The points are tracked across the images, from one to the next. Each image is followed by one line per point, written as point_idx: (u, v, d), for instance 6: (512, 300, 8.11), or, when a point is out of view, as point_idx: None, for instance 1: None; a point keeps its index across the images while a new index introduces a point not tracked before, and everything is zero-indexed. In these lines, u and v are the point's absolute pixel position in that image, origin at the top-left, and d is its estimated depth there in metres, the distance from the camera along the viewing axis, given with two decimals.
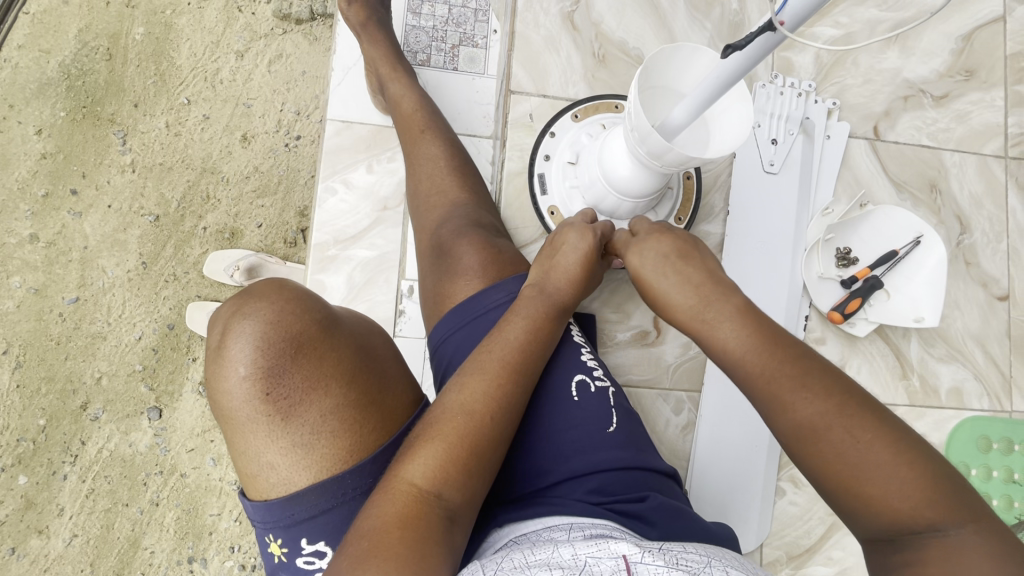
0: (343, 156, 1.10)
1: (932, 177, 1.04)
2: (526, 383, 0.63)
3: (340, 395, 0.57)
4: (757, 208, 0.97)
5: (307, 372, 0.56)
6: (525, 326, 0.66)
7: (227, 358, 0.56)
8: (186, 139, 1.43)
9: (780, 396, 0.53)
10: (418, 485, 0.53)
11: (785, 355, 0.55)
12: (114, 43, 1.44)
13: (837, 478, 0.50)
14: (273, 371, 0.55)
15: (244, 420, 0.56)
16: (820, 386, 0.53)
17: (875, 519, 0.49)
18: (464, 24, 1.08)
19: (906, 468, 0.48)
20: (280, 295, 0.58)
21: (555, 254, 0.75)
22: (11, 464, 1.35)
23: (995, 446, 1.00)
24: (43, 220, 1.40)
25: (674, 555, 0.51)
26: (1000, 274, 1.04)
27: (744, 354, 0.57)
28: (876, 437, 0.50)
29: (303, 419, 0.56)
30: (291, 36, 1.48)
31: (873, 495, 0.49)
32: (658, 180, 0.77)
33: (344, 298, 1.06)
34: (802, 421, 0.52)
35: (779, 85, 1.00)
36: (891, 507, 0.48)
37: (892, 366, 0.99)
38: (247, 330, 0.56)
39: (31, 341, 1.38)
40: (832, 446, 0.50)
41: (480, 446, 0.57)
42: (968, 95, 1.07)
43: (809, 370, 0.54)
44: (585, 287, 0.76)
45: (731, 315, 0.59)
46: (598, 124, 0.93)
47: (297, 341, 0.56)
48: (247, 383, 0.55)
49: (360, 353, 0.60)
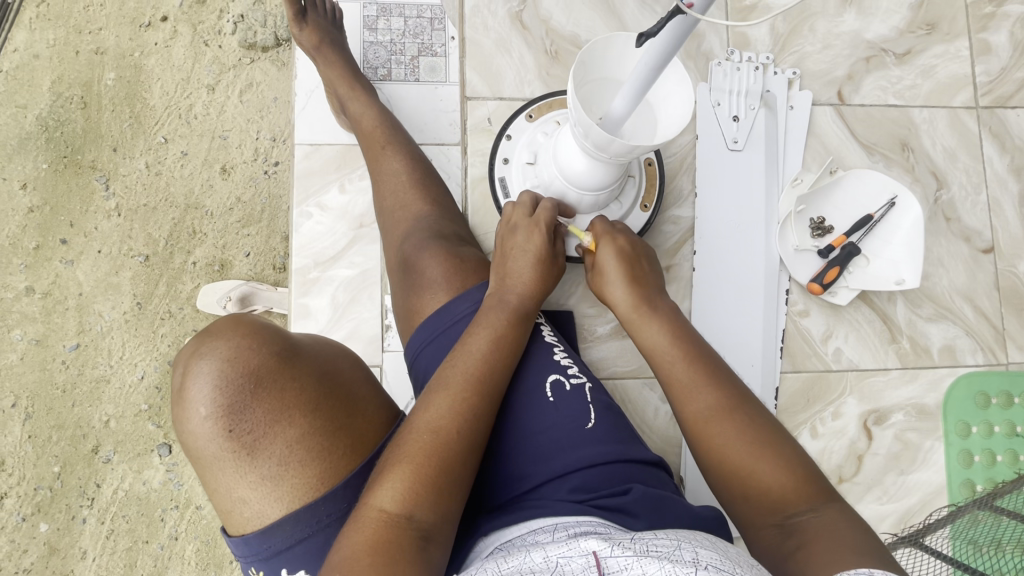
0: (315, 179, 1.12)
1: (902, 135, 1.03)
2: (492, 395, 0.63)
3: (304, 424, 0.57)
4: (725, 187, 0.96)
5: (268, 406, 0.56)
6: (488, 338, 0.66)
7: (188, 400, 0.56)
8: (167, 177, 1.46)
9: (675, 394, 0.63)
10: (387, 509, 0.53)
11: (696, 360, 0.64)
12: (87, 91, 1.46)
13: (713, 458, 0.60)
14: (234, 407, 0.56)
15: (212, 458, 0.56)
16: (713, 387, 0.62)
17: (742, 493, 0.58)
18: (421, 34, 1.06)
19: (772, 456, 0.57)
20: (237, 332, 0.58)
21: (508, 260, 0.75)
22: (31, 513, 1.38)
23: (994, 401, 0.98)
24: (37, 272, 1.43)
25: (642, 545, 0.51)
26: (982, 226, 1.02)
27: (665, 352, 0.66)
28: (747, 429, 0.59)
29: (268, 452, 0.56)
30: (260, 64, 1.49)
31: (743, 474, 0.57)
32: (615, 172, 0.76)
33: (329, 319, 1.07)
34: (696, 413, 0.61)
35: (735, 61, 1.00)
36: (762, 492, 0.56)
37: (880, 330, 0.98)
38: (204, 371, 0.56)
39: (37, 392, 1.41)
40: (717, 435, 0.59)
41: (449, 461, 0.57)
42: (932, 48, 1.05)
43: (714, 374, 0.63)
44: (544, 287, 0.75)
45: (660, 323, 0.68)
46: (553, 121, 0.90)
47: (256, 376, 0.56)
48: (209, 422, 0.55)
49: (324, 379, 0.61)
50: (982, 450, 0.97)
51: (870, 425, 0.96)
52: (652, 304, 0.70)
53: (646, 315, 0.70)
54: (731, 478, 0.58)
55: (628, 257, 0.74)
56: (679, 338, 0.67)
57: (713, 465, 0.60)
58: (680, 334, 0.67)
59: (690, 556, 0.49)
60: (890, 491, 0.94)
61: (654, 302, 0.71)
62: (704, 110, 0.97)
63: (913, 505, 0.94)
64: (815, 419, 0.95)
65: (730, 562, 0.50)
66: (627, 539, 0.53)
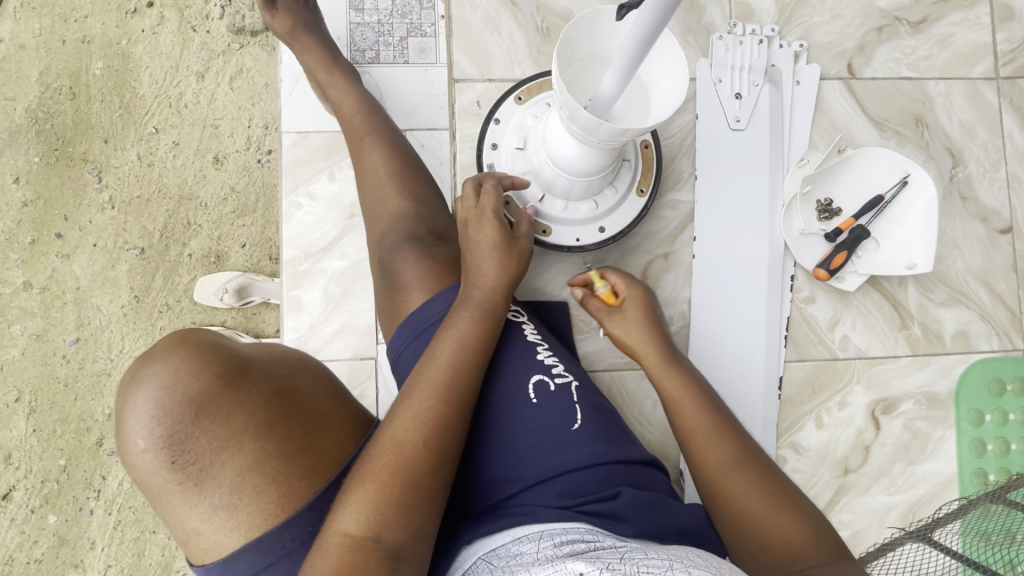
0: (304, 168, 1.08)
1: (917, 110, 0.97)
2: (461, 404, 0.61)
3: (255, 449, 0.55)
4: (727, 169, 0.91)
5: (213, 433, 0.53)
6: (454, 342, 0.63)
7: (126, 432, 0.53)
8: (159, 168, 1.43)
9: (698, 444, 0.64)
10: (352, 534, 0.52)
11: (717, 413, 0.66)
12: (75, 81, 1.43)
13: (732, 510, 0.61)
14: (175, 437, 0.52)
15: (158, 491, 0.53)
16: (732, 438, 0.64)
17: (759, 546, 0.59)
18: (409, 14, 1.01)
19: (789, 512, 0.59)
20: (175, 356, 0.54)
21: (466, 258, 0.72)
22: (39, 505, 1.39)
23: (1009, 388, 0.94)
24: (34, 267, 1.42)
25: (632, 567, 0.48)
26: (1000, 205, 0.97)
27: (686, 404, 0.67)
28: (765, 484, 0.61)
29: (218, 481, 0.53)
30: (249, 49, 1.45)
31: (762, 528, 0.59)
32: (607, 156, 0.72)
33: (322, 312, 1.05)
34: (716, 463, 0.62)
35: (738, 34, 0.94)
36: (780, 545, 0.58)
37: (889, 317, 0.94)
38: (140, 402, 0.52)
39: (40, 386, 1.41)
40: (738, 487, 0.60)
41: (414, 480, 0.55)
42: (949, 16, 0.99)
43: (732, 427, 0.65)
44: (506, 276, 0.71)
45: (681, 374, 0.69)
46: (543, 103, 0.86)
47: (197, 404, 0.53)
48: (150, 455, 0.52)
49: (276, 398, 0.58)
50: (994, 438, 0.93)
51: (879, 415, 0.92)
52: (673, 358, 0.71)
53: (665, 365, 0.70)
54: (750, 531, 0.59)
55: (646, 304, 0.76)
56: (701, 390, 0.68)
57: (728, 515, 0.61)
58: (699, 386, 0.68)
59: None
60: (898, 482, 0.91)
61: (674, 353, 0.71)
62: (705, 87, 0.92)
63: (922, 495, 0.91)
64: (820, 408, 0.92)
65: None
66: (616, 559, 0.50)
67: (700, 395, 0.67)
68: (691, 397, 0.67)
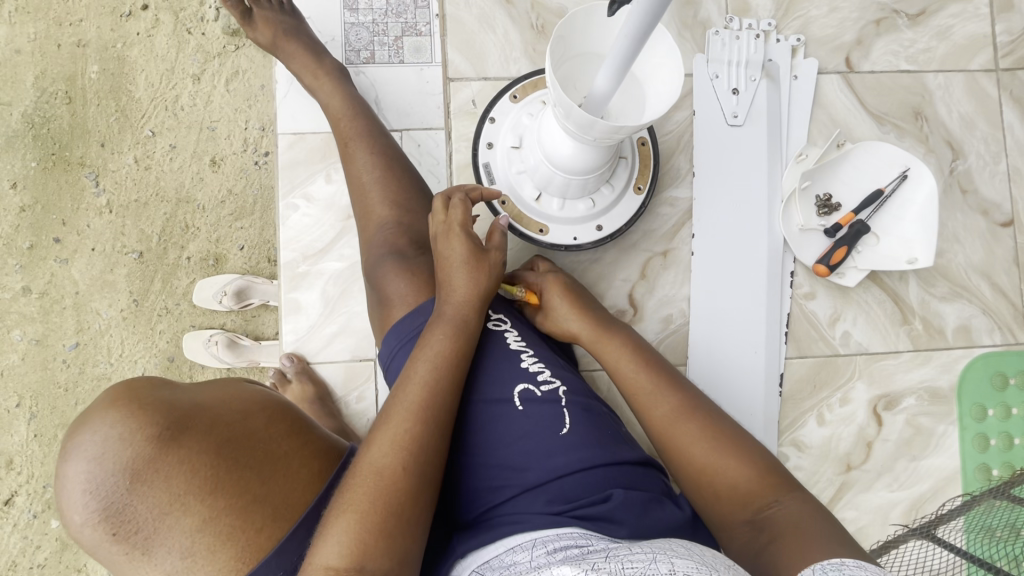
0: (299, 169, 1.08)
1: (916, 103, 0.96)
2: (439, 425, 0.60)
3: (207, 508, 0.49)
4: (725, 165, 0.91)
5: (155, 499, 0.47)
6: (429, 365, 0.63)
7: (60, 505, 0.47)
8: (157, 172, 1.43)
9: (643, 404, 0.69)
10: (335, 566, 0.51)
11: (657, 374, 0.71)
12: (71, 86, 1.42)
13: (681, 461, 0.64)
14: (112, 509, 0.46)
15: (106, 563, 0.48)
16: (672, 394, 0.68)
17: (712, 493, 0.62)
18: (404, 14, 1.00)
19: (733, 455, 0.62)
20: (105, 417, 0.48)
21: (439, 276, 0.72)
22: (42, 510, 1.39)
23: (1011, 382, 0.93)
24: (33, 272, 1.42)
25: (617, 564, 0.48)
26: (1001, 199, 0.96)
27: (629, 368, 0.72)
28: (707, 431, 0.64)
29: (167, 549, 0.48)
30: (245, 50, 1.44)
31: (711, 474, 0.62)
32: (602, 155, 0.71)
33: (320, 314, 1.04)
34: (660, 418, 0.67)
35: (735, 29, 0.93)
36: (730, 488, 0.61)
37: (891, 312, 0.93)
38: (69, 472, 0.46)
39: (40, 391, 1.41)
40: (682, 437, 0.65)
41: (393, 509, 0.54)
42: (948, 8, 0.98)
43: (671, 384, 0.70)
44: (481, 293, 0.71)
45: (623, 343, 0.74)
46: (538, 102, 0.86)
47: (133, 469, 0.47)
48: (87, 529, 0.46)
49: (228, 447, 0.52)
50: (997, 433, 0.92)
51: (881, 411, 0.92)
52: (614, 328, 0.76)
53: (608, 335, 0.76)
54: (702, 480, 0.62)
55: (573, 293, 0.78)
56: (641, 354, 0.73)
57: (680, 467, 0.65)
58: (641, 351, 0.74)
59: (664, 568, 0.46)
60: (901, 478, 0.91)
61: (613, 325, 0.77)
62: (702, 83, 0.92)
63: (926, 491, 0.90)
64: (822, 405, 0.91)
65: (705, 568, 0.47)
66: (602, 559, 0.50)
67: (640, 359, 0.73)
68: (630, 357, 0.73)
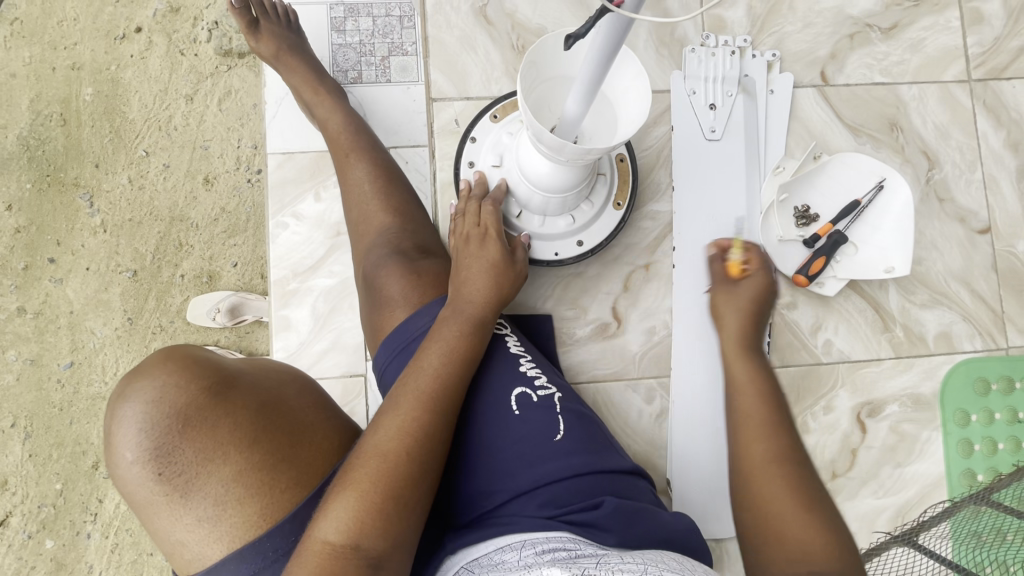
0: (289, 188, 1.09)
1: (891, 115, 0.98)
2: (448, 412, 0.62)
3: (240, 460, 0.58)
4: (704, 177, 0.92)
5: (200, 444, 0.57)
6: (441, 351, 0.65)
7: (115, 444, 0.57)
8: (150, 191, 1.44)
9: (746, 436, 0.59)
10: (331, 542, 0.53)
11: (776, 411, 0.60)
12: (66, 108, 1.45)
13: (766, 518, 0.55)
14: (162, 449, 0.56)
15: (147, 502, 0.57)
16: (785, 444, 0.58)
17: (784, 565, 0.53)
18: (391, 34, 1.03)
19: (830, 539, 0.53)
20: (163, 370, 0.58)
21: (461, 271, 0.74)
22: (37, 530, 1.39)
23: (994, 387, 0.94)
24: (28, 292, 1.43)
25: (606, 572, 0.49)
26: (978, 206, 0.98)
27: (749, 387, 0.62)
28: (807, 503, 0.55)
29: (203, 492, 0.57)
30: (237, 71, 1.46)
31: (794, 545, 0.53)
32: (578, 174, 0.74)
33: (310, 330, 1.05)
34: (760, 460, 0.57)
35: (711, 46, 0.95)
36: (808, 572, 0.52)
37: (872, 320, 0.94)
38: (129, 415, 0.56)
39: (35, 411, 1.41)
40: (773, 495, 0.55)
41: (397, 488, 0.56)
42: (920, 21, 1.00)
43: (790, 431, 0.59)
44: (501, 293, 0.74)
45: (752, 359, 0.64)
46: (517, 121, 0.87)
47: (184, 416, 0.57)
48: (138, 467, 0.56)
49: (263, 409, 0.61)
50: (982, 438, 0.93)
51: (864, 418, 0.93)
52: (747, 340, 0.66)
53: (737, 350, 0.65)
54: (777, 547, 0.54)
55: (766, 295, 0.68)
56: (766, 381, 0.62)
57: (759, 524, 0.56)
58: (767, 376, 0.63)
59: None
60: (886, 485, 0.91)
61: (749, 338, 0.66)
62: (680, 100, 0.94)
63: (912, 498, 0.91)
64: (806, 414, 0.92)
65: None
66: (592, 565, 0.51)
67: (767, 388, 0.62)
68: (757, 383, 0.62)
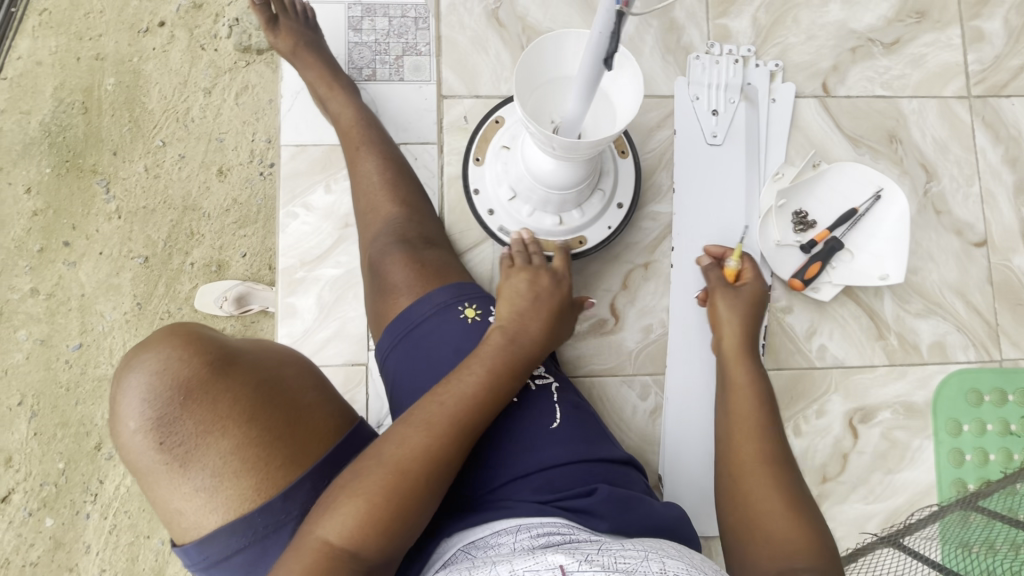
0: (300, 180, 1.12)
1: (890, 127, 1.00)
2: (473, 437, 0.61)
3: (238, 435, 0.60)
4: (704, 181, 0.94)
5: (199, 417, 0.59)
6: (481, 377, 0.63)
7: (120, 411, 0.59)
8: (165, 180, 1.48)
9: (735, 433, 0.70)
10: (330, 542, 0.54)
11: (762, 408, 0.71)
12: (87, 97, 1.49)
13: (743, 502, 0.65)
14: (164, 419, 0.59)
15: (147, 470, 0.59)
16: (767, 439, 0.69)
17: (757, 540, 0.62)
18: (406, 34, 1.07)
19: (800, 518, 0.61)
20: (169, 343, 0.60)
21: (510, 295, 0.73)
22: (38, 507, 1.42)
23: (986, 399, 0.95)
24: (41, 274, 1.47)
25: (609, 558, 0.51)
26: (974, 219, 0.99)
27: (744, 389, 0.74)
28: (779, 489, 0.64)
29: (201, 462, 0.59)
30: (255, 66, 1.51)
31: (762, 523, 0.62)
32: (582, 171, 0.76)
33: (315, 318, 1.08)
34: (745, 454, 0.68)
35: (715, 55, 0.98)
36: (777, 545, 0.60)
37: (866, 327, 0.96)
38: (134, 384, 0.59)
39: (42, 391, 1.44)
40: (752, 483, 0.65)
41: (405, 503, 0.56)
42: (922, 37, 1.02)
43: (770, 432, 0.69)
44: (553, 331, 0.72)
45: (749, 368, 0.76)
46: (501, 148, 0.89)
47: (185, 388, 0.59)
48: (140, 435, 0.59)
49: (261, 386, 0.63)
50: (972, 449, 0.94)
51: (856, 424, 0.94)
52: (748, 350, 0.78)
53: (742, 357, 0.78)
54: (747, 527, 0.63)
55: (755, 300, 0.83)
56: (761, 387, 0.74)
57: (734, 511, 0.65)
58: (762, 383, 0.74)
59: (656, 567, 0.50)
60: (876, 492, 0.92)
61: (750, 353, 0.78)
62: (683, 105, 0.96)
63: (900, 505, 0.92)
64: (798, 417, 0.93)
65: (694, 569, 0.52)
66: (594, 550, 0.53)
67: (760, 393, 0.73)
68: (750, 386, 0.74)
